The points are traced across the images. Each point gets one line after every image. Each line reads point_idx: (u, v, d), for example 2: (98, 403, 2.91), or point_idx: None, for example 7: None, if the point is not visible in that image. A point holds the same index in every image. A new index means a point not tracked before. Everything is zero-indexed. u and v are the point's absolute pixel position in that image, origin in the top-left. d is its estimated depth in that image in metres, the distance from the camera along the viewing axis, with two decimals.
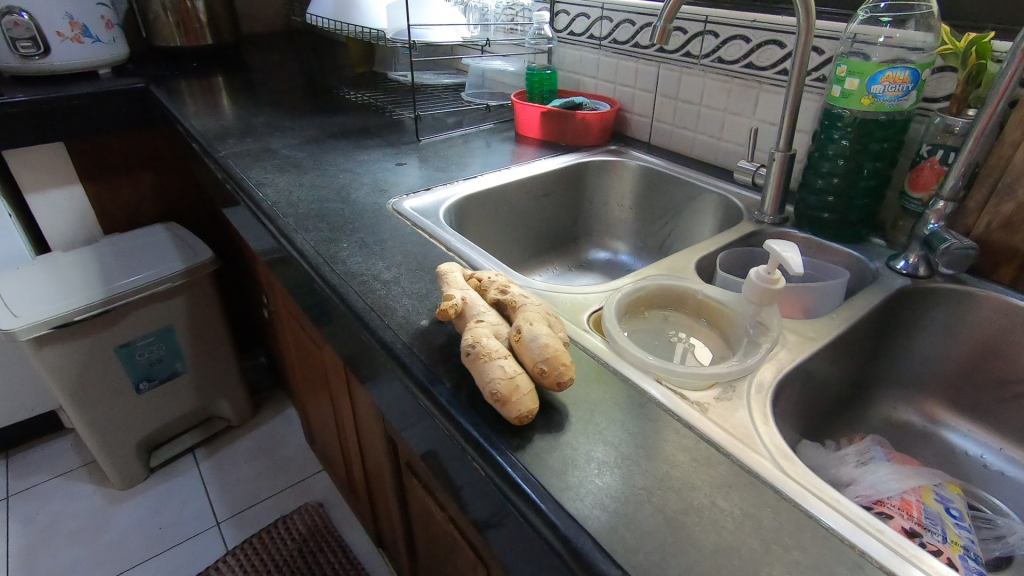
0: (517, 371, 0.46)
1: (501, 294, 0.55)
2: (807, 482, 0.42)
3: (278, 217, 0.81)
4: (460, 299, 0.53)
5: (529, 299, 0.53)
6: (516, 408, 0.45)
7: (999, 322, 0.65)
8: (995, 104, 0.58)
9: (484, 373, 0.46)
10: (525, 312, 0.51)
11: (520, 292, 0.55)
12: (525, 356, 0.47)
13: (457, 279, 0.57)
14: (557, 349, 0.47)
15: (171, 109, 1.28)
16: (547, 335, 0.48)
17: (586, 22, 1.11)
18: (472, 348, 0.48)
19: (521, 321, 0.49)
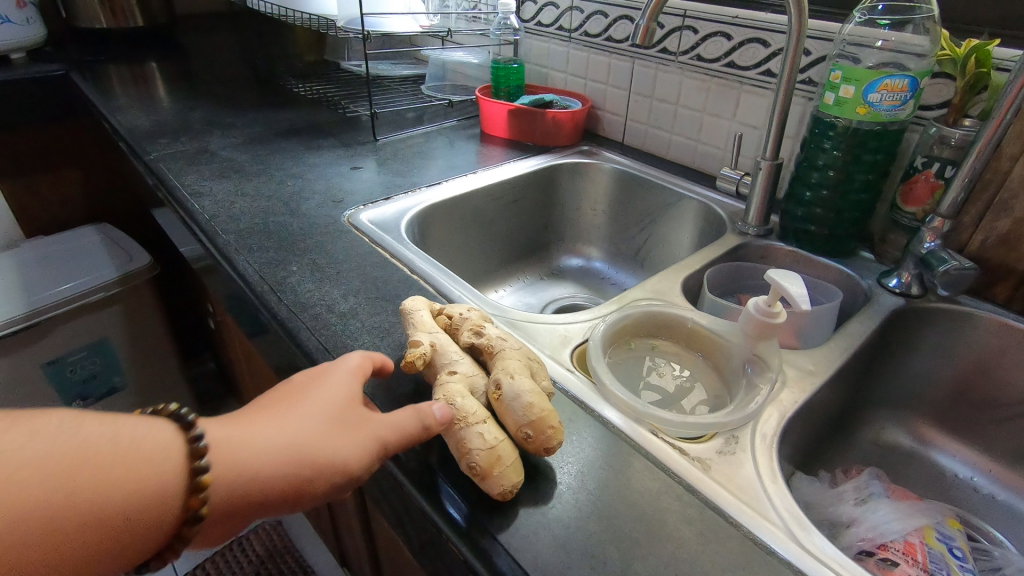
0: (499, 438, 0.40)
1: (475, 336, 0.48)
2: (827, 557, 0.38)
3: (217, 233, 0.72)
4: (429, 347, 0.46)
5: (507, 342, 0.47)
6: (499, 483, 0.39)
7: (994, 342, 0.62)
8: (1001, 117, 0.54)
9: (460, 444, 0.40)
10: (505, 360, 0.45)
11: (497, 332, 0.49)
12: (508, 417, 0.41)
13: (423, 319, 0.50)
14: (544, 407, 0.41)
15: (96, 102, 1.14)
16: (531, 391, 0.42)
17: (554, 12, 1.04)
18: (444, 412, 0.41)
19: (500, 374, 0.43)
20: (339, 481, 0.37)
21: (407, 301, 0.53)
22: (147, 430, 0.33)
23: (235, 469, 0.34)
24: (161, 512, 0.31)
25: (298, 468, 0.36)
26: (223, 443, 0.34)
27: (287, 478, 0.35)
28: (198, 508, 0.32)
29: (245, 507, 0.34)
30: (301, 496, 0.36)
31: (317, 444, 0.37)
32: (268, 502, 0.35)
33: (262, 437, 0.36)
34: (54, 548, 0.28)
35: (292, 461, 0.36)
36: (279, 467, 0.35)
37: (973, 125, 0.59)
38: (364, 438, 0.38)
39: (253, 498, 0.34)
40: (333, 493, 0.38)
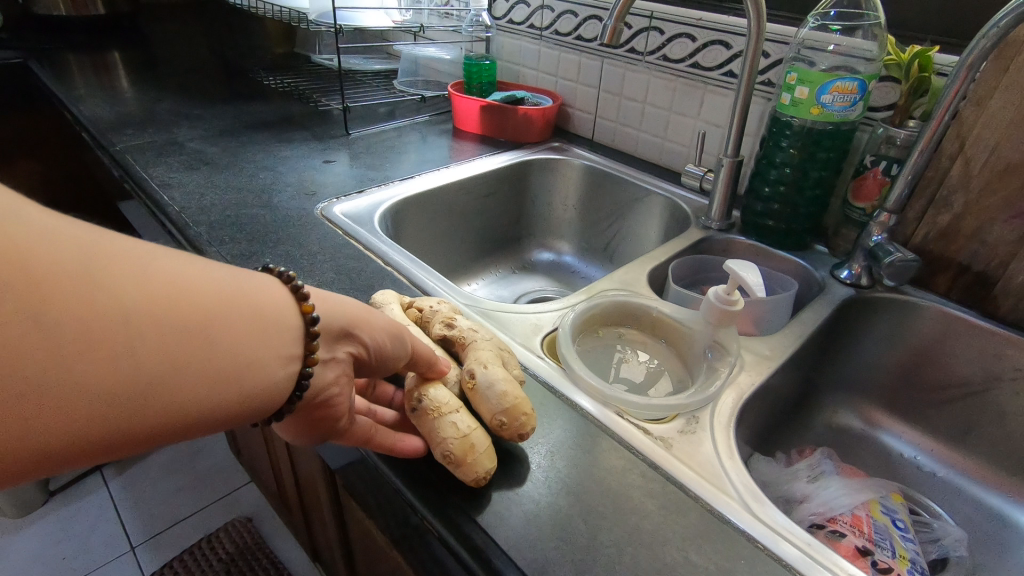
0: (472, 427, 0.41)
1: (447, 329, 0.50)
2: (777, 524, 0.41)
3: (187, 225, 0.72)
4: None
5: (477, 332, 0.49)
6: (474, 469, 0.40)
7: (934, 329, 0.67)
8: (940, 118, 0.58)
9: (436, 434, 0.41)
10: (476, 350, 0.46)
11: (467, 324, 0.50)
12: (481, 405, 0.43)
13: (393, 313, 0.52)
14: (516, 394, 0.43)
15: (56, 91, 1.11)
16: (503, 379, 0.43)
17: (525, 10, 1.05)
18: (418, 405, 0.43)
19: (472, 364, 0.45)
20: (398, 335, 0.42)
21: (377, 295, 0.55)
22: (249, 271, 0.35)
23: (325, 304, 0.38)
24: (287, 323, 0.34)
25: (364, 313, 0.40)
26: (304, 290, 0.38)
27: (358, 319, 0.40)
28: (315, 319, 0.35)
29: (337, 341, 0.38)
30: (368, 341, 0.40)
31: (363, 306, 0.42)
32: (350, 340, 0.39)
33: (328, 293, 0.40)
34: (216, 337, 0.29)
35: (356, 308, 0.40)
36: (351, 308, 0.40)
37: (916, 126, 0.63)
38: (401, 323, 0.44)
39: (341, 333, 0.38)
40: (400, 355, 0.42)
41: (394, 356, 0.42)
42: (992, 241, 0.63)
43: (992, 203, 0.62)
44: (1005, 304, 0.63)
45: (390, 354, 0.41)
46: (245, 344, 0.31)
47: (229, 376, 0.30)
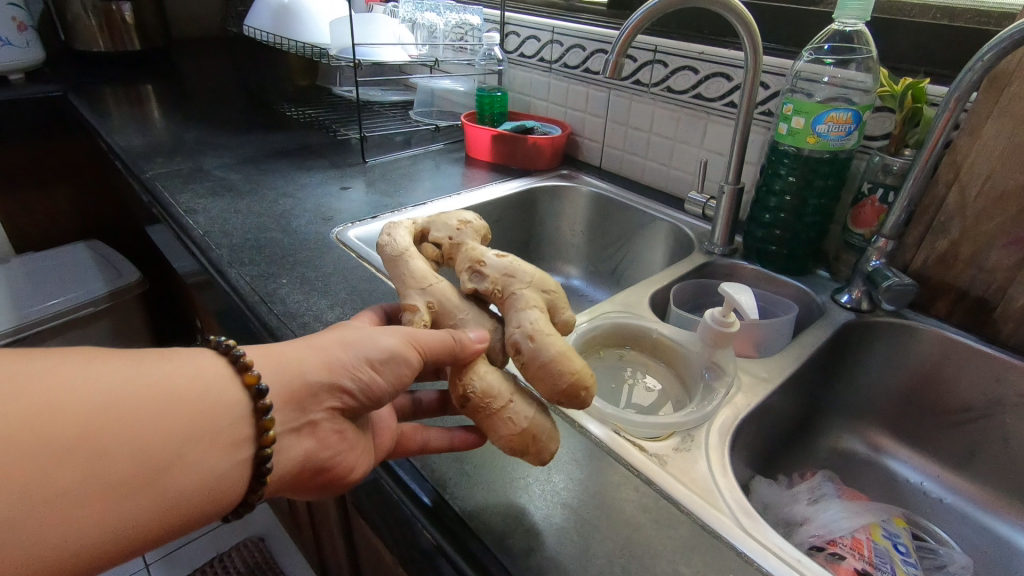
0: (531, 415, 0.41)
1: (477, 282, 0.47)
2: (767, 540, 0.42)
3: (210, 248, 0.76)
4: (426, 309, 0.46)
5: (511, 280, 0.46)
6: (540, 455, 0.42)
7: (936, 353, 0.67)
8: (932, 147, 0.60)
9: (494, 426, 0.41)
10: (515, 312, 0.44)
11: (496, 268, 0.47)
12: (536, 382, 0.41)
13: (411, 267, 0.48)
14: (571, 368, 0.41)
15: (92, 121, 1.18)
16: (554, 350, 0.41)
17: (536, 45, 1.10)
18: (466, 399, 0.41)
19: (515, 334, 0.42)
20: (388, 361, 0.40)
21: (386, 242, 0.51)
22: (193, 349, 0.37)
23: (279, 363, 0.38)
24: (228, 401, 0.35)
25: (331, 353, 0.39)
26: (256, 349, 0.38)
27: (323, 366, 0.38)
28: (259, 387, 0.35)
29: (306, 399, 0.38)
30: (347, 382, 0.39)
31: (330, 337, 0.40)
32: (320, 394, 0.38)
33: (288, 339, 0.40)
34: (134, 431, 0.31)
35: (319, 351, 0.39)
36: (313, 357, 0.39)
37: (911, 154, 0.65)
38: (397, 329, 0.41)
39: (307, 390, 0.38)
40: (398, 380, 0.41)
41: (394, 384, 0.41)
42: (989, 266, 0.64)
43: (987, 229, 0.63)
44: (1004, 329, 0.64)
45: (389, 382, 0.40)
46: (175, 431, 0.32)
47: (165, 467, 0.31)
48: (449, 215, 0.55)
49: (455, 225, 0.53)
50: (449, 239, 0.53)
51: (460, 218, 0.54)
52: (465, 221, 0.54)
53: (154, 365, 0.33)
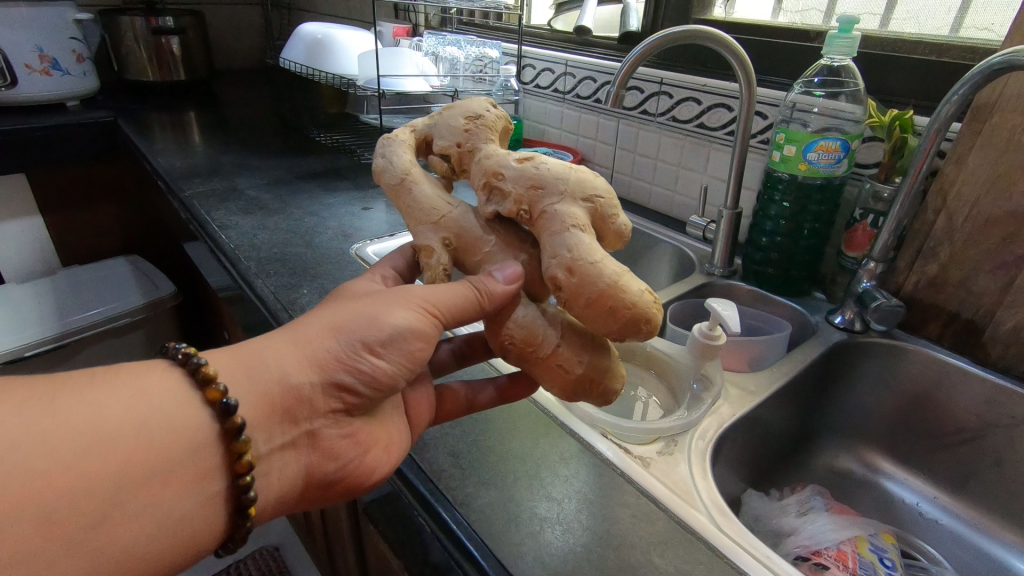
0: (586, 364, 0.43)
1: (497, 203, 0.45)
2: (739, 537, 0.44)
3: (240, 261, 0.82)
4: (444, 247, 0.47)
5: (539, 194, 0.43)
6: (601, 394, 0.45)
7: (928, 374, 0.69)
8: (916, 174, 0.63)
9: (548, 373, 0.44)
10: (551, 236, 0.42)
11: (516, 179, 0.44)
12: (586, 321, 0.41)
13: (421, 196, 0.49)
14: (624, 302, 0.40)
15: (139, 144, 1.27)
16: (603, 282, 0.40)
17: (551, 76, 1.17)
18: (509, 347, 0.45)
19: (552, 267, 0.41)
20: (388, 342, 0.42)
21: (386, 167, 0.51)
22: (149, 366, 0.39)
23: (251, 378, 0.39)
24: (192, 420, 0.37)
25: (314, 353, 0.40)
26: (225, 359, 0.39)
27: (305, 369, 0.40)
28: (226, 400, 0.37)
29: (293, 405, 0.40)
30: (341, 377, 0.41)
31: (317, 328, 0.42)
32: (306, 398, 0.40)
33: (267, 338, 0.41)
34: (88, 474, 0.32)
35: (300, 349, 0.40)
36: (294, 357, 0.40)
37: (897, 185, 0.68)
38: (411, 300, 0.43)
39: (294, 395, 0.40)
40: (404, 365, 0.43)
41: (402, 367, 0.43)
42: (978, 289, 0.66)
43: (974, 254, 0.65)
44: (994, 351, 0.66)
45: (396, 364, 0.42)
46: (137, 468, 0.34)
47: (128, 503, 0.33)
48: (455, 111, 0.50)
49: (461, 124, 0.49)
50: (457, 147, 0.49)
51: (468, 115, 0.49)
52: (474, 114, 0.49)
53: (111, 392, 0.35)
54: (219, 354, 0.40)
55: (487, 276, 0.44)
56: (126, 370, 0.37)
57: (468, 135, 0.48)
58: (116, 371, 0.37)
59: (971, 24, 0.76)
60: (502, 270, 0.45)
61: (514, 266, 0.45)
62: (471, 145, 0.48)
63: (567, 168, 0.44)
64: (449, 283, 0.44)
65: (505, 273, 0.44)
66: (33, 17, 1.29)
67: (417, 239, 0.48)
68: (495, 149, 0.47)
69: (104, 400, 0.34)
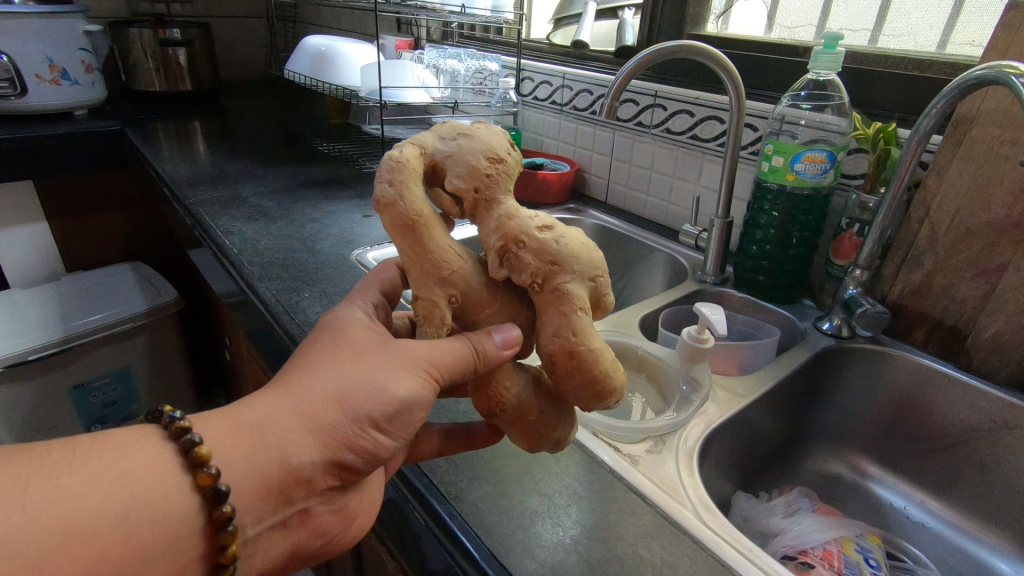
0: (558, 429, 0.44)
1: (510, 269, 0.41)
2: (723, 531, 0.46)
3: (243, 265, 0.84)
4: (448, 305, 0.42)
5: (557, 271, 0.40)
6: (562, 447, 0.47)
7: (913, 379, 0.70)
8: (898, 185, 0.65)
9: (521, 432, 0.44)
10: (557, 317, 0.40)
11: (537, 251, 0.40)
12: (567, 394, 0.43)
13: (430, 243, 0.41)
14: (610, 387, 0.42)
15: (144, 152, 1.30)
16: (597, 370, 0.41)
17: (549, 89, 1.20)
18: (486, 406, 0.43)
19: (553, 347, 0.40)
20: (387, 414, 0.40)
21: (393, 200, 0.41)
22: (135, 436, 0.36)
23: (251, 460, 0.37)
24: (179, 508, 0.34)
25: (318, 430, 0.38)
26: (222, 432, 0.37)
27: (308, 448, 0.38)
28: (218, 487, 0.34)
29: (291, 486, 0.38)
30: (343, 456, 0.39)
31: (318, 399, 0.39)
32: (306, 477, 0.38)
33: (267, 408, 0.38)
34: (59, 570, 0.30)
35: (302, 424, 0.38)
36: (298, 435, 0.37)
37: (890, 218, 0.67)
38: (414, 363, 0.41)
39: (292, 476, 0.38)
40: (402, 434, 0.42)
41: (400, 436, 0.42)
42: (960, 297, 0.68)
43: (956, 262, 0.67)
44: (977, 357, 0.67)
45: (394, 436, 0.41)
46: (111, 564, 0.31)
47: None
48: (475, 145, 0.43)
49: (481, 167, 0.42)
50: (473, 193, 0.42)
51: (488, 154, 0.43)
52: (495, 156, 0.43)
53: (93, 476, 0.32)
54: (212, 425, 0.37)
55: (486, 338, 0.42)
56: (110, 445, 0.35)
57: (488, 183, 0.42)
58: (100, 445, 0.34)
59: (957, 40, 0.78)
60: (501, 331, 0.42)
61: (513, 328, 0.43)
62: (489, 195, 0.42)
63: (581, 243, 0.42)
64: (453, 345, 0.41)
65: (504, 335, 0.42)
66: (45, 28, 1.32)
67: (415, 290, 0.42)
68: (516, 208, 0.42)
69: (89, 485, 0.32)
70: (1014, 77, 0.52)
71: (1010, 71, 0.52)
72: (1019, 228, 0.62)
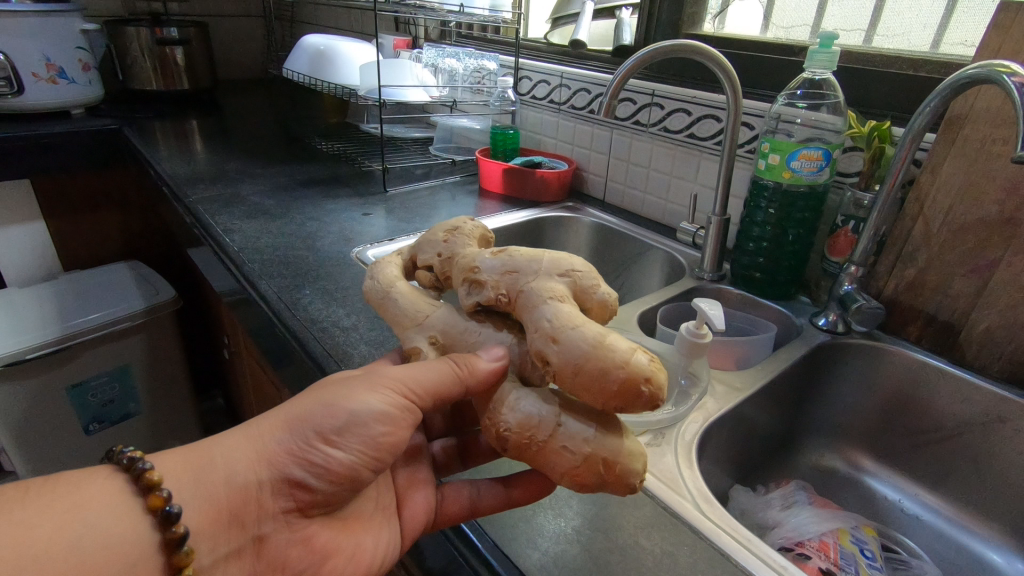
0: (589, 441, 0.37)
1: (476, 294, 0.46)
2: (722, 521, 0.46)
3: (243, 263, 0.84)
4: (431, 347, 0.47)
5: (515, 278, 0.44)
6: (622, 484, 0.38)
7: (907, 374, 0.72)
8: (892, 182, 0.66)
9: (551, 462, 0.38)
10: (530, 313, 0.41)
11: (491, 269, 0.45)
12: (580, 393, 0.37)
13: (405, 303, 0.49)
14: (614, 362, 0.36)
15: (142, 151, 1.30)
16: (586, 344, 0.37)
17: (547, 88, 1.21)
18: (506, 442, 0.39)
19: (536, 341, 0.39)
20: (345, 431, 0.42)
21: (371, 285, 0.51)
22: (90, 474, 0.41)
23: (200, 486, 0.42)
24: (135, 531, 0.39)
25: (265, 450, 0.43)
26: (175, 462, 0.42)
27: (254, 467, 0.42)
28: (168, 508, 0.39)
29: (240, 506, 0.42)
30: (293, 472, 0.42)
31: (270, 423, 0.44)
32: (254, 497, 0.42)
33: (219, 436, 0.44)
34: None
35: (251, 447, 0.43)
36: (243, 455, 0.43)
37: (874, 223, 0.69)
38: (378, 384, 0.43)
39: (241, 495, 0.42)
40: (364, 452, 0.43)
41: (364, 454, 0.43)
42: (953, 292, 0.69)
43: (949, 258, 0.68)
44: (970, 352, 0.68)
45: (354, 451, 0.43)
46: None
47: None
48: (435, 228, 0.53)
49: (440, 238, 0.52)
50: (439, 258, 0.51)
51: (446, 228, 0.53)
52: (452, 227, 0.52)
53: (49, 509, 0.37)
54: (165, 458, 0.43)
55: (472, 355, 0.43)
56: (63, 482, 0.39)
57: (447, 244, 0.51)
58: (53, 482, 0.39)
59: (950, 41, 0.79)
60: (487, 350, 0.43)
61: (499, 347, 0.44)
62: (449, 252, 0.51)
63: (540, 253, 0.45)
64: (418, 362, 0.44)
65: (490, 352, 0.43)
66: (42, 26, 1.32)
67: (405, 345, 0.48)
68: (469, 252, 0.49)
69: (45, 516, 0.36)
70: (1005, 75, 0.53)
71: (1002, 69, 0.53)
72: (1010, 224, 0.63)
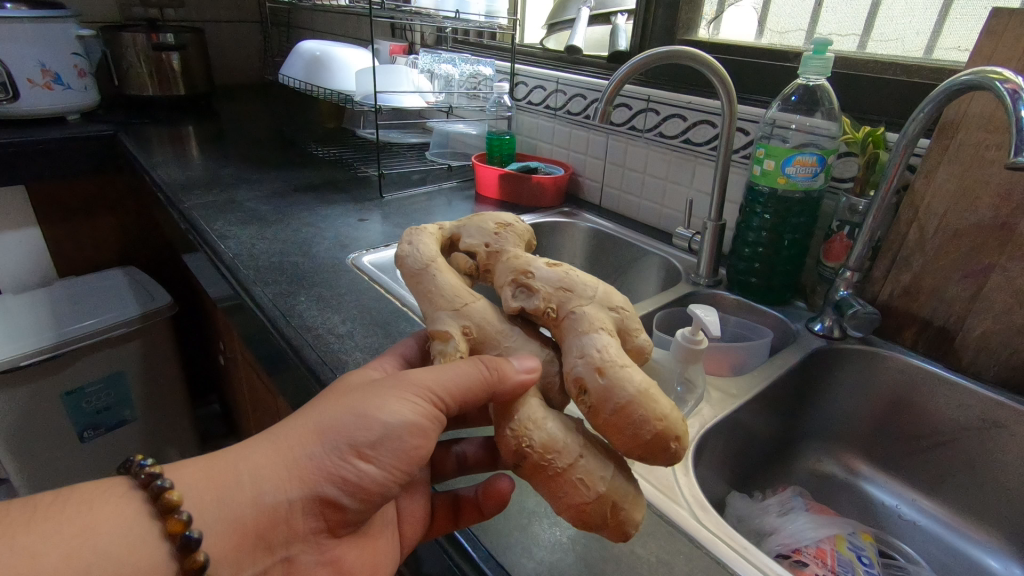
0: (605, 483, 0.38)
1: (524, 298, 0.45)
2: (719, 529, 0.46)
3: (238, 270, 0.84)
4: (462, 338, 0.45)
5: (569, 296, 0.44)
6: (621, 528, 0.39)
7: (902, 379, 0.71)
8: (887, 188, 0.66)
9: (563, 491, 0.39)
10: (577, 337, 0.41)
11: (550, 280, 0.45)
12: (609, 431, 0.39)
13: (443, 283, 0.47)
14: (653, 413, 0.38)
15: (138, 157, 1.30)
16: (631, 388, 0.38)
17: (543, 93, 1.21)
18: (524, 458, 0.39)
19: (580, 367, 0.40)
20: (377, 446, 0.42)
21: (410, 253, 0.50)
22: (107, 490, 0.39)
23: (222, 509, 0.40)
24: (153, 556, 0.37)
25: (296, 465, 0.41)
26: (193, 480, 0.40)
27: (284, 486, 0.41)
28: (188, 533, 0.37)
29: (266, 530, 0.40)
30: (325, 490, 0.41)
31: (299, 433, 0.42)
32: (282, 519, 0.41)
33: (244, 449, 0.41)
34: None
35: (280, 461, 0.41)
36: (273, 474, 0.40)
37: (881, 221, 0.68)
38: (403, 391, 0.43)
39: (269, 517, 0.40)
40: (396, 467, 0.43)
41: (395, 468, 0.43)
42: (949, 297, 0.69)
43: (945, 264, 0.68)
44: (966, 356, 0.68)
45: (385, 466, 0.42)
46: None
47: None
48: (484, 217, 0.53)
49: (491, 229, 0.52)
50: (485, 247, 0.51)
51: (498, 221, 0.53)
52: (504, 222, 0.53)
53: (57, 536, 0.35)
54: (185, 471, 0.41)
55: (507, 362, 0.42)
56: (74, 501, 0.37)
57: (497, 238, 0.51)
58: (63, 501, 0.37)
59: (944, 46, 0.79)
60: (521, 360, 0.43)
61: (531, 358, 0.43)
62: (498, 247, 0.50)
63: (596, 280, 0.46)
64: (449, 366, 0.43)
65: (523, 362, 0.42)
66: (38, 32, 1.32)
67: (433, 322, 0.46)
68: (522, 253, 0.49)
69: (51, 543, 0.34)
70: (998, 82, 0.53)
71: (995, 76, 0.53)
72: (1006, 229, 0.63)
